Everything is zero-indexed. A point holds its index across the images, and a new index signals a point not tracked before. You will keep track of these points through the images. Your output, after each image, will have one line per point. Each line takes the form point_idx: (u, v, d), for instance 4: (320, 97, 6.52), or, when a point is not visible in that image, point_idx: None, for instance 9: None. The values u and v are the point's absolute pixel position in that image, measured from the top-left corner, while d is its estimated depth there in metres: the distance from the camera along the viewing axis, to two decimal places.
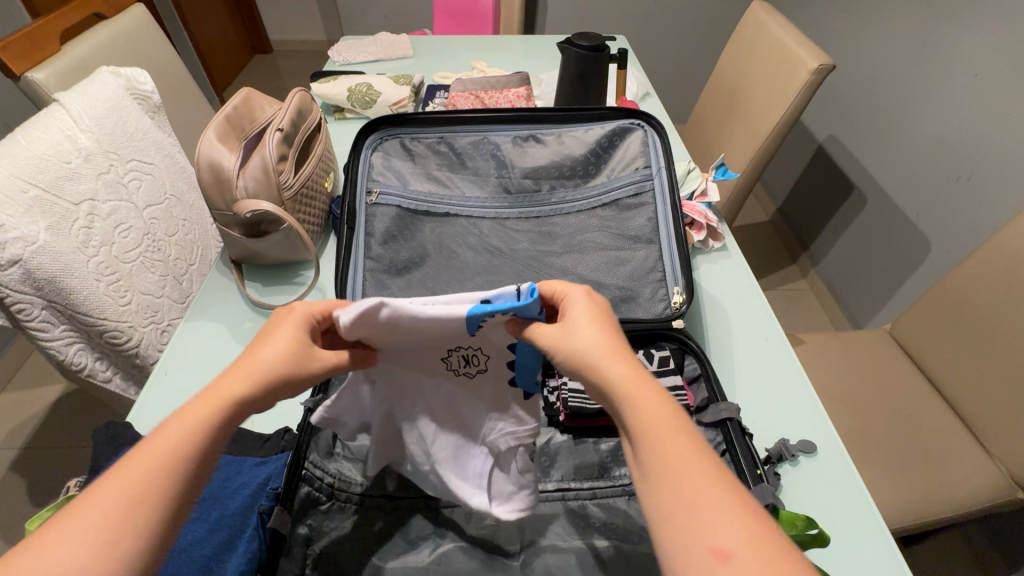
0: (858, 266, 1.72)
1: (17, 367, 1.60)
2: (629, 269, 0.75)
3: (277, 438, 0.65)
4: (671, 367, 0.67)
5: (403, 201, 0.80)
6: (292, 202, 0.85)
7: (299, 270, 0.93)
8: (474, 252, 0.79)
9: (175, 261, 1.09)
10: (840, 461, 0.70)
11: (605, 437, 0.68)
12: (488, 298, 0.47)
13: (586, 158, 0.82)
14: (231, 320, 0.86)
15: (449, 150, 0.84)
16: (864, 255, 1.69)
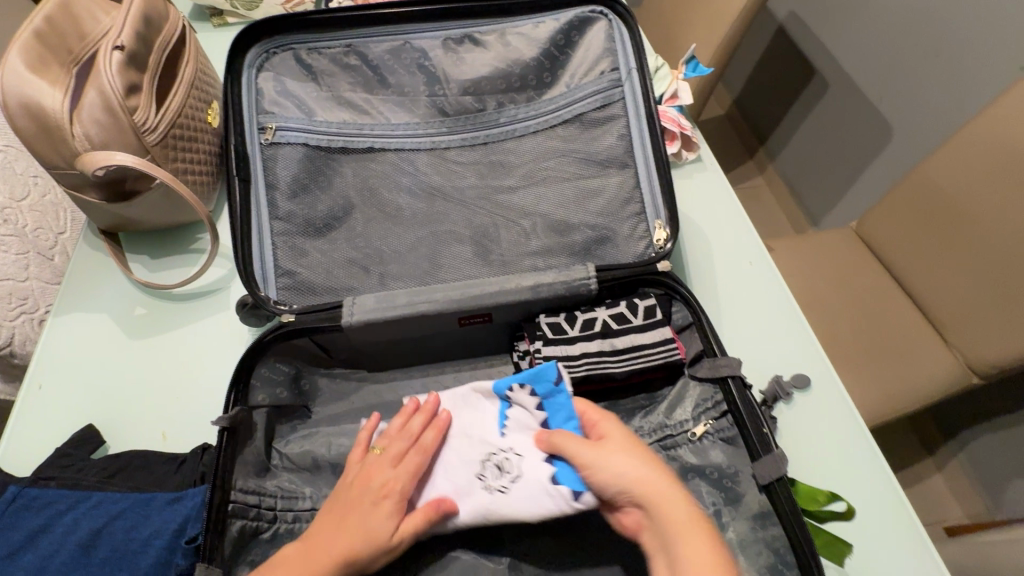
0: (817, 160, 1.66)
1: None
2: (601, 202, 0.63)
3: (195, 459, 0.53)
4: (658, 318, 0.57)
5: (310, 138, 0.62)
6: (163, 149, 0.65)
7: (196, 234, 0.74)
8: (412, 196, 0.64)
9: (36, 232, 0.86)
10: (833, 390, 0.65)
11: (589, 402, 0.59)
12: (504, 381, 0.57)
13: (538, 62, 0.65)
14: (116, 307, 0.68)
15: (360, 63, 0.64)
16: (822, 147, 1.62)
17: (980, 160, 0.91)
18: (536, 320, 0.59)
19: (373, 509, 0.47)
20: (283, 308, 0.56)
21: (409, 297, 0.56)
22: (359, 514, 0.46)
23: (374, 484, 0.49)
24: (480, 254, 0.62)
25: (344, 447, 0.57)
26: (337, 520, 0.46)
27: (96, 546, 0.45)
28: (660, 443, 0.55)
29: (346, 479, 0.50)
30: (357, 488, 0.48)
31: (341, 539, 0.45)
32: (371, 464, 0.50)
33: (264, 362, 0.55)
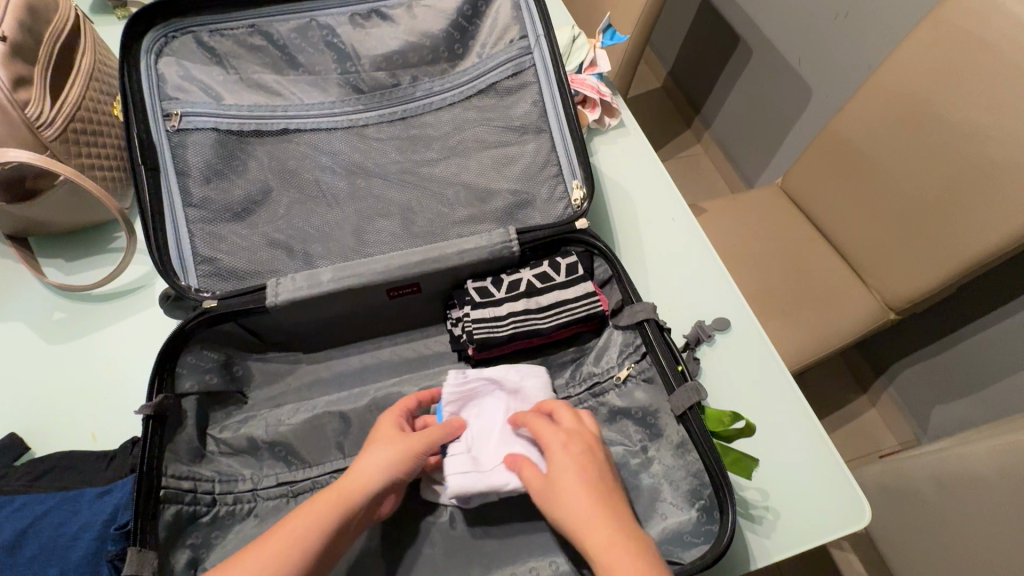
0: (748, 124, 1.72)
1: None
2: (520, 168, 0.64)
3: (126, 453, 0.53)
4: (579, 274, 0.60)
5: (220, 122, 0.61)
6: (63, 144, 0.62)
7: (113, 233, 0.72)
8: (332, 174, 0.64)
9: None
10: (752, 331, 0.69)
11: (522, 360, 0.62)
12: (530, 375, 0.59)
13: (448, 34, 0.66)
14: (32, 313, 0.65)
15: (266, 43, 0.63)
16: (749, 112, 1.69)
17: (865, 105, 0.92)
18: (464, 286, 0.61)
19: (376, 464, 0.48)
20: (206, 295, 0.56)
21: (333, 274, 0.56)
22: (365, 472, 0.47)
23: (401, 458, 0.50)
24: (405, 227, 0.62)
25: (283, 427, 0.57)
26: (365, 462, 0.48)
27: (20, 545, 0.44)
28: (590, 392, 0.58)
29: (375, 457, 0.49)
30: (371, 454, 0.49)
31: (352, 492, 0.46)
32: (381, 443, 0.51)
33: (191, 349, 0.54)
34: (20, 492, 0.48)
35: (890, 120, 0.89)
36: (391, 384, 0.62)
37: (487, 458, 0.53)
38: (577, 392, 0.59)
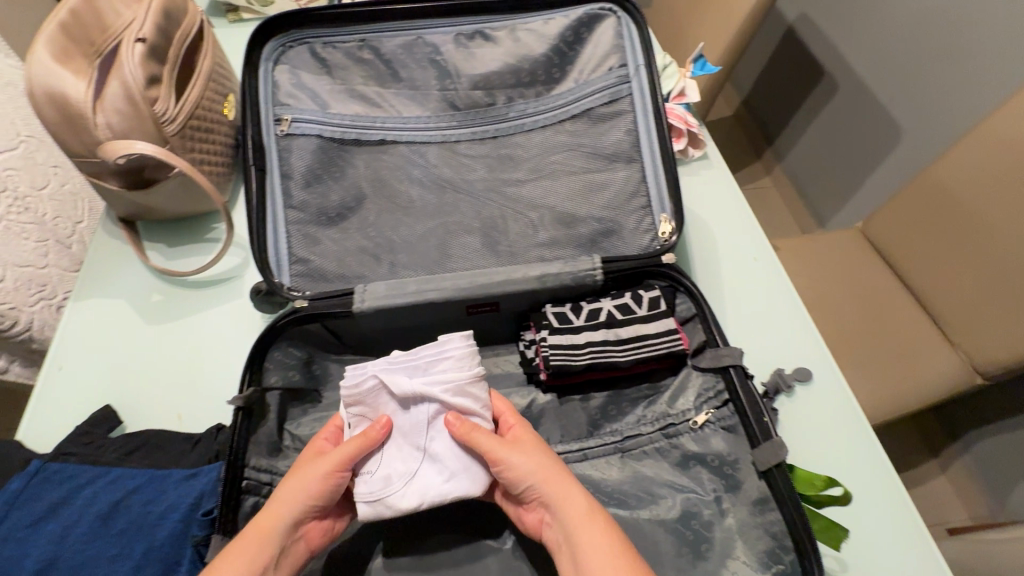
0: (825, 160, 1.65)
1: None
2: (608, 195, 0.64)
3: (210, 438, 0.55)
4: (661, 309, 0.58)
5: (324, 129, 0.63)
6: (182, 140, 0.66)
7: (211, 224, 0.76)
8: (422, 188, 0.65)
9: (55, 222, 0.89)
10: (833, 384, 0.65)
11: (594, 391, 0.60)
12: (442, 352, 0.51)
13: (548, 58, 0.66)
14: (133, 293, 0.70)
15: (373, 57, 0.66)
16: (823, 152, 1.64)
17: (969, 152, 0.87)
18: (542, 310, 0.60)
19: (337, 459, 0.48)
20: (297, 295, 0.58)
21: (417, 285, 0.57)
22: (319, 466, 0.47)
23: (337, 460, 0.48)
24: (488, 245, 0.63)
25: None
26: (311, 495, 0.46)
27: (113, 517, 0.47)
28: (663, 432, 0.56)
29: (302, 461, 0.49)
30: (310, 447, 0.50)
31: (290, 487, 0.46)
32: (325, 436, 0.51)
33: (278, 346, 0.57)
34: (114, 464, 0.51)
35: (999, 174, 0.83)
36: None
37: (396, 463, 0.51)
38: (649, 431, 0.57)
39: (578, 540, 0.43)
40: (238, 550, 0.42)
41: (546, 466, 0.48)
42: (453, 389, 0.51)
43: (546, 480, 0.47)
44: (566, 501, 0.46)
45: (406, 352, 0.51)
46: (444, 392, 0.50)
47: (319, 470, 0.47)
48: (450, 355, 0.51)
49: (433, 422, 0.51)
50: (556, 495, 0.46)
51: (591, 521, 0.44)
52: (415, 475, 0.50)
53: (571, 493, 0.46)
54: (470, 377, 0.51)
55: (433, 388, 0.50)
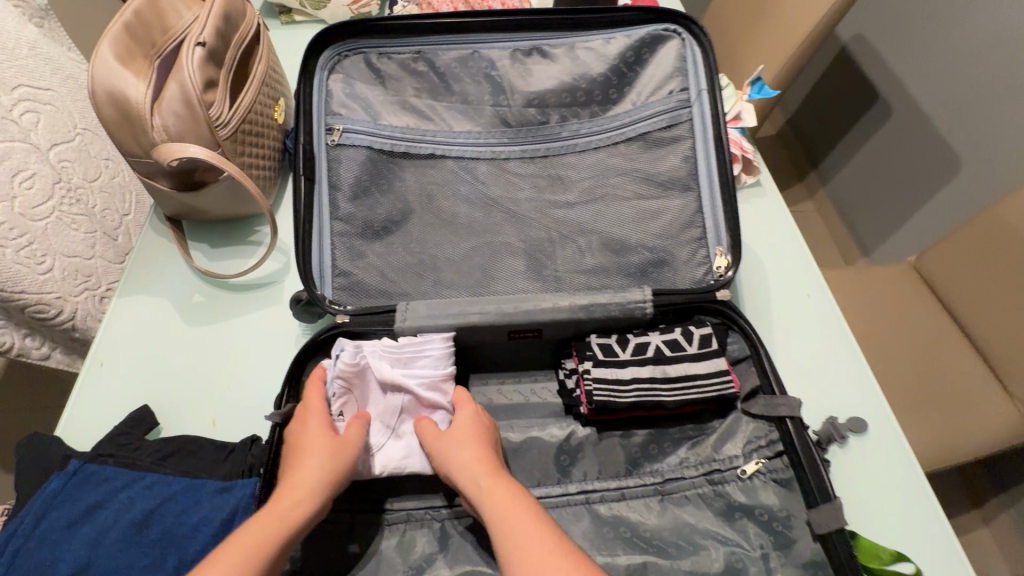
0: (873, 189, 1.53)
1: None
2: (660, 224, 0.61)
3: (245, 449, 0.54)
4: (713, 348, 0.56)
5: (374, 141, 0.63)
6: (232, 143, 0.66)
7: (255, 227, 0.76)
8: (468, 205, 0.64)
9: (103, 214, 0.91)
10: (892, 435, 0.61)
11: (635, 428, 0.58)
12: (427, 350, 0.54)
13: (606, 78, 0.64)
14: (175, 293, 0.70)
15: (428, 69, 0.65)
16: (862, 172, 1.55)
17: None
18: (586, 339, 0.58)
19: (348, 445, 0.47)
20: (337, 308, 0.57)
21: (460, 307, 0.56)
22: (334, 450, 0.46)
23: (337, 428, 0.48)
24: (533, 268, 0.61)
25: None
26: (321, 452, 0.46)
27: (147, 526, 0.47)
28: (707, 477, 0.53)
29: (312, 440, 0.46)
30: (304, 426, 0.48)
31: (307, 468, 0.44)
32: (319, 412, 0.49)
33: (316, 360, 0.56)
34: (149, 469, 0.51)
35: None
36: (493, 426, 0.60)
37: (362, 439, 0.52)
38: (694, 475, 0.53)
39: (501, 537, 0.41)
40: (247, 533, 0.39)
41: (475, 458, 0.47)
42: (428, 385, 0.54)
43: (481, 474, 0.45)
44: (492, 492, 0.44)
45: (391, 341, 0.55)
46: (418, 386, 0.53)
47: (337, 455, 0.46)
48: (432, 353, 0.54)
49: (404, 410, 0.54)
50: (480, 489, 0.44)
51: (515, 517, 0.42)
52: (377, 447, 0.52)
53: (496, 493, 0.44)
54: (445, 376, 0.54)
55: (411, 380, 0.53)
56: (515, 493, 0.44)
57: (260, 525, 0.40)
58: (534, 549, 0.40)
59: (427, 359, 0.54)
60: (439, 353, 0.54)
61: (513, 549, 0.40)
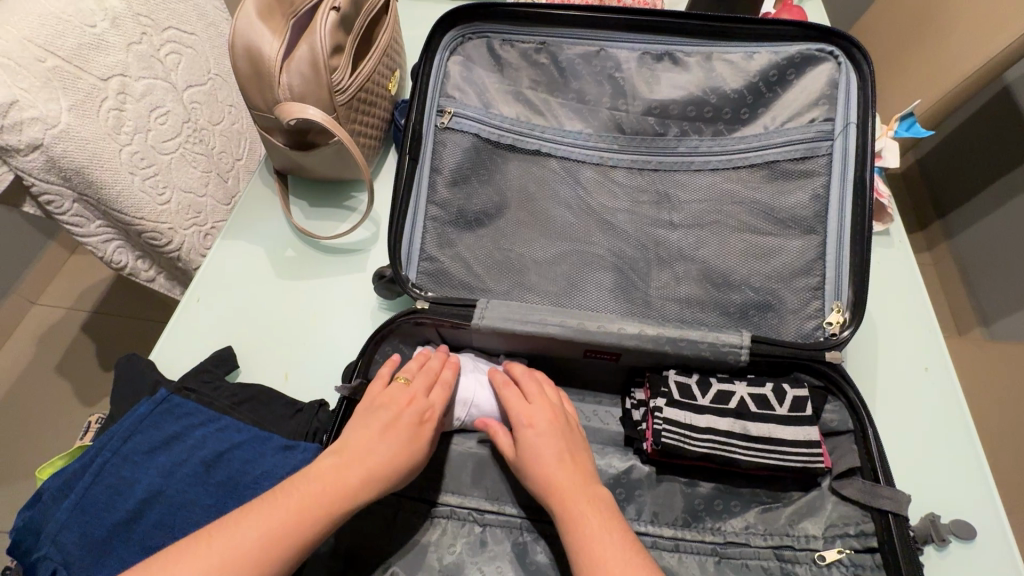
0: (998, 254, 1.24)
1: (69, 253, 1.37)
2: (770, 265, 0.56)
3: (311, 410, 0.56)
4: (806, 415, 0.50)
5: (482, 129, 0.61)
6: (348, 108, 0.68)
7: (352, 192, 0.78)
8: (566, 209, 0.61)
9: (220, 156, 0.96)
10: (1004, 555, 0.51)
11: (701, 479, 0.53)
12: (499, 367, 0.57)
13: (740, 95, 0.59)
14: (271, 244, 0.73)
15: (549, 62, 0.62)
16: (997, 226, 1.24)
17: None
18: (664, 374, 0.54)
19: (415, 434, 0.46)
20: (419, 293, 0.57)
21: (540, 315, 0.54)
22: (400, 437, 0.45)
23: (417, 408, 0.48)
24: (621, 286, 0.58)
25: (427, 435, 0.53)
26: (392, 432, 0.45)
27: (215, 467, 0.50)
28: (776, 552, 0.49)
29: (398, 422, 0.46)
30: (384, 413, 0.47)
31: (377, 447, 0.44)
32: (398, 396, 0.48)
33: (389, 340, 0.56)
34: (224, 412, 0.54)
35: None
36: None
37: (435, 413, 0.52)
38: (761, 545, 0.50)
39: (567, 511, 0.43)
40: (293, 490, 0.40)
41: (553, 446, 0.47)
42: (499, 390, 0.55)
43: (558, 468, 0.45)
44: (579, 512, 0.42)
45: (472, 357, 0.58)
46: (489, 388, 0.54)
47: (409, 446, 0.45)
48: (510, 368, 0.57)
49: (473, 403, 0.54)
50: (559, 493, 0.44)
51: (599, 529, 0.41)
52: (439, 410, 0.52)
53: (554, 469, 0.45)
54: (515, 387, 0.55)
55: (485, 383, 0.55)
56: (578, 471, 0.45)
57: (316, 489, 0.40)
58: (603, 539, 0.40)
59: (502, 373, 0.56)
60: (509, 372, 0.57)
61: (581, 523, 0.42)
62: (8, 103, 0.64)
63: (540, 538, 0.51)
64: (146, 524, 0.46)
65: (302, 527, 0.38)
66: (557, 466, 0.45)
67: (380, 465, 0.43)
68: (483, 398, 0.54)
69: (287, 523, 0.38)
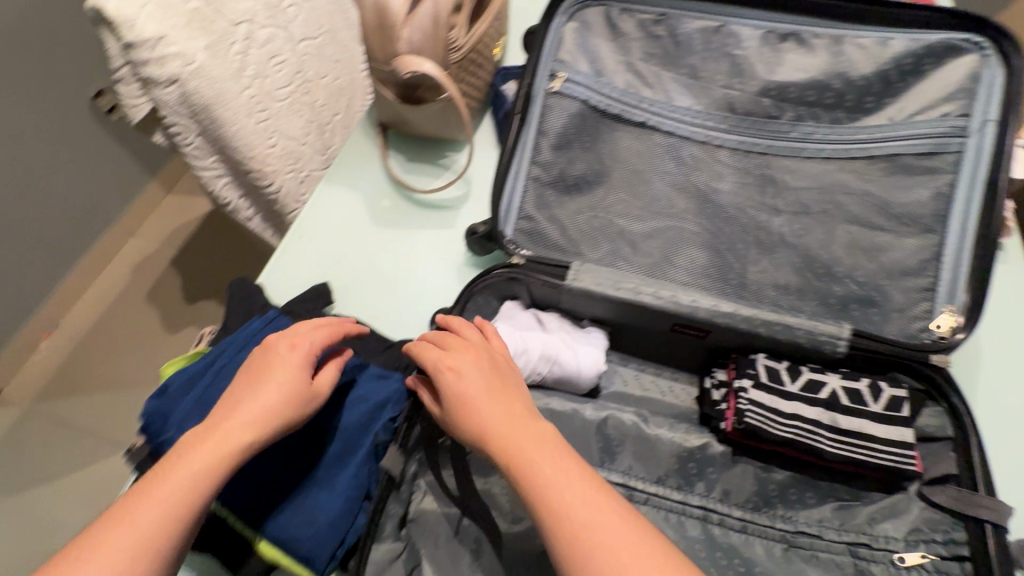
0: None
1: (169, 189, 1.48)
2: (879, 262, 0.54)
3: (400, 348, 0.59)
4: (903, 415, 0.48)
5: (591, 96, 0.62)
6: (458, 67, 0.70)
7: (448, 151, 0.81)
8: (666, 184, 0.61)
9: (322, 108, 1.01)
10: None
11: (777, 466, 0.53)
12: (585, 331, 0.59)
13: (868, 82, 0.56)
14: (370, 193, 0.77)
15: (666, 35, 0.61)
16: None
17: None
18: (752, 357, 0.54)
19: (282, 392, 0.44)
20: (515, 250, 0.58)
21: (633, 284, 0.54)
22: (268, 401, 0.43)
23: (278, 367, 0.45)
24: (716, 266, 0.57)
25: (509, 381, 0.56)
26: (256, 401, 0.43)
27: None
28: (851, 549, 0.49)
29: (274, 391, 0.44)
30: (261, 372, 0.45)
31: (262, 403, 0.43)
32: (276, 362, 0.46)
33: (481, 292, 0.57)
34: None
35: None
36: (624, 408, 0.58)
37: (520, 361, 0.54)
38: (835, 540, 0.49)
39: (507, 454, 0.40)
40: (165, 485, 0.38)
41: (484, 391, 0.44)
42: (583, 351, 0.56)
43: (497, 417, 0.42)
44: (533, 462, 0.39)
45: (560, 318, 0.59)
46: (574, 348, 0.56)
47: (280, 413, 0.43)
48: (594, 334, 0.58)
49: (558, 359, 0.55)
50: (501, 449, 0.41)
51: (557, 479, 0.38)
52: (525, 359, 0.54)
53: (487, 412, 0.42)
54: (599, 352, 0.57)
55: (570, 342, 0.56)
56: (511, 412, 0.43)
57: (210, 447, 0.40)
58: (568, 489, 0.38)
59: (588, 336, 0.58)
60: (595, 337, 0.58)
61: (528, 466, 0.39)
62: (156, 37, 0.71)
63: None
64: None
65: (210, 482, 0.39)
66: (495, 418, 0.42)
67: (241, 439, 0.41)
68: (567, 356, 0.55)
69: (159, 517, 0.37)
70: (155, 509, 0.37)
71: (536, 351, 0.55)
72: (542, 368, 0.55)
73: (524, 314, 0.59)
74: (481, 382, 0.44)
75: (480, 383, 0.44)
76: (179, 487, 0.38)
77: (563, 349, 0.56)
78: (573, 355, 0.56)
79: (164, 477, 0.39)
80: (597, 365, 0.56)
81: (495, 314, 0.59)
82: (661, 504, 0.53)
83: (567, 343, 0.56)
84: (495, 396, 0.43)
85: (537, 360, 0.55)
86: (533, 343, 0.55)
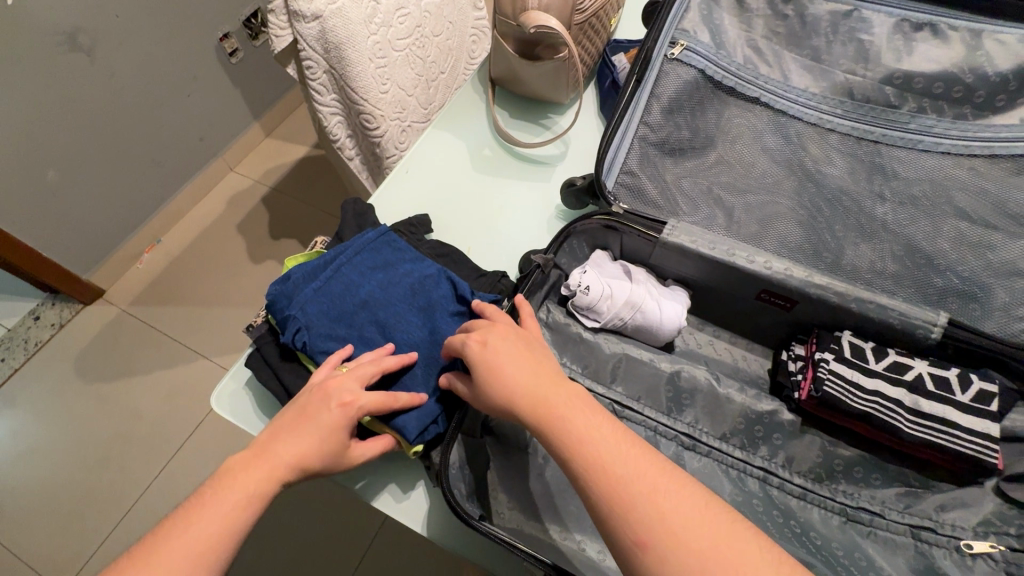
0: None
1: (272, 130, 1.59)
2: (986, 259, 0.53)
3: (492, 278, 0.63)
4: (990, 409, 0.48)
5: (709, 66, 0.63)
6: (579, 29, 0.73)
7: (550, 113, 0.85)
8: (770, 160, 0.62)
9: (431, 65, 1.06)
10: None
11: (845, 442, 0.54)
12: (669, 289, 0.61)
13: (1003, 80, 0.56)
14: (473, 141, 0.82)
15: (794, 15, 0.62)
16: None
17: None
18: (837, 334, 0.55)
19: (334, 426, 0.43)
20: (615, 201, 0.61)
21: (728, 246, 0.56)
22: (319, 431, 0.42)
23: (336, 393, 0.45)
24: (812, 244, 0.58)
25: (591, 324, 0.59)
26: (309, 426, 0.43)
27: (416, 294, 0.58)
28: (914, 530, 0.49)
29: (325, 420, 0.43)
30: (303, 417, 0.43)
31: (312, 433, 0.42)
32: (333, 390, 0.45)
33: (577, 235, 0.60)
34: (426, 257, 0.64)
35: None
36: (697, 366, 0.60)
37: (604, 307, 0.57)
38: (897, 520, 0.49)
39: (552, 425, 0.38)
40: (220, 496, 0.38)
41: (522, 365, 0.42)
42: (667, 305, 0.58)
43: (537, 389, 0.40)
44: (582, 428, 0.37)
45: (646, 273, 0.62)
46: (658, 301, 0.58)
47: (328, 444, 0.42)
48: (678, 294, 0.60)
49: (642, 309, 0.58)
50: (548, 417, 0.38)
51: (610, 446, 0.36)
52: (610, 305, 0.57)
53: (524, 383, 0.40)
54: (681, 308, 0.59)
55: (655, 296, 0.59)
56: (546, 379, 0.41)
57: (246, 484, 0.39)
58: (624, 456, 0.36)
59: (671, 293, 0.60)
60: (678, 295, 0.60)
61: (567, 427, 0.37)
62: None
63: (676, 443, 0.55)
64: (363, 319, 0.56)
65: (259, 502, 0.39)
66: (539, 389, 0.40)
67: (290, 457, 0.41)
68: (652, 307, 0.58)
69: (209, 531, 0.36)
70: (208, 518, 0.37)
71: (621, 299, 0.57)
72: (624, 317, 0.58)
73: (613, 265, 0.61)
74: (516, 363, 0.42)
75: (520, 361, 0.42)
76: (232, 501, 0.38)
77: (648, 301, 0.58)
78: (656, 307, 0.58)
79: (219, 489, 0.38)
80: (678, 321, 0.58)
81: (585, 260, 0.62)
82: (722, 459, 0.54)
83: (651, 296, 0.58)
84: (532, 371, 0.41)
85: (622, 307, 0.57)
86: (620, 291, 0.57)
